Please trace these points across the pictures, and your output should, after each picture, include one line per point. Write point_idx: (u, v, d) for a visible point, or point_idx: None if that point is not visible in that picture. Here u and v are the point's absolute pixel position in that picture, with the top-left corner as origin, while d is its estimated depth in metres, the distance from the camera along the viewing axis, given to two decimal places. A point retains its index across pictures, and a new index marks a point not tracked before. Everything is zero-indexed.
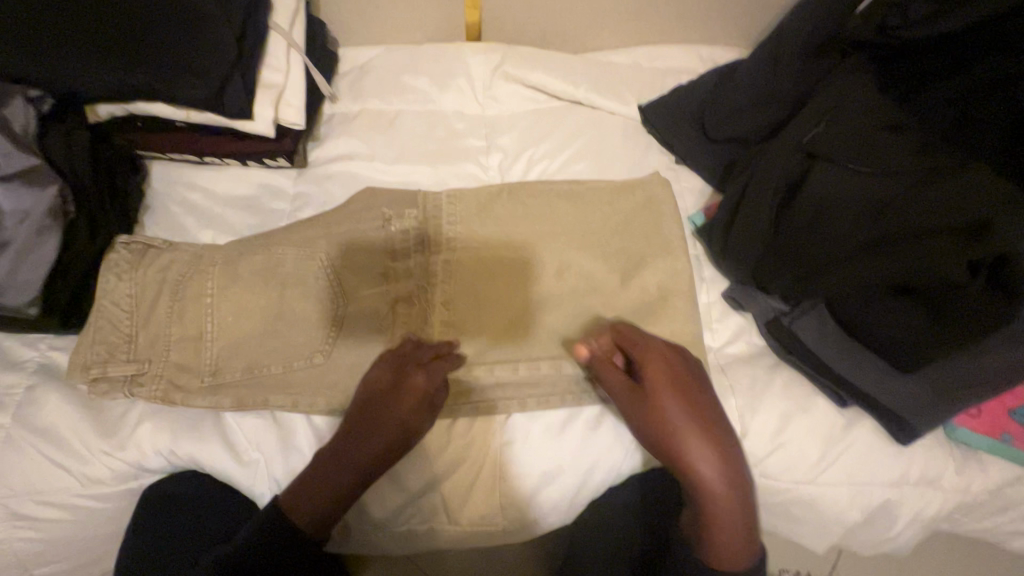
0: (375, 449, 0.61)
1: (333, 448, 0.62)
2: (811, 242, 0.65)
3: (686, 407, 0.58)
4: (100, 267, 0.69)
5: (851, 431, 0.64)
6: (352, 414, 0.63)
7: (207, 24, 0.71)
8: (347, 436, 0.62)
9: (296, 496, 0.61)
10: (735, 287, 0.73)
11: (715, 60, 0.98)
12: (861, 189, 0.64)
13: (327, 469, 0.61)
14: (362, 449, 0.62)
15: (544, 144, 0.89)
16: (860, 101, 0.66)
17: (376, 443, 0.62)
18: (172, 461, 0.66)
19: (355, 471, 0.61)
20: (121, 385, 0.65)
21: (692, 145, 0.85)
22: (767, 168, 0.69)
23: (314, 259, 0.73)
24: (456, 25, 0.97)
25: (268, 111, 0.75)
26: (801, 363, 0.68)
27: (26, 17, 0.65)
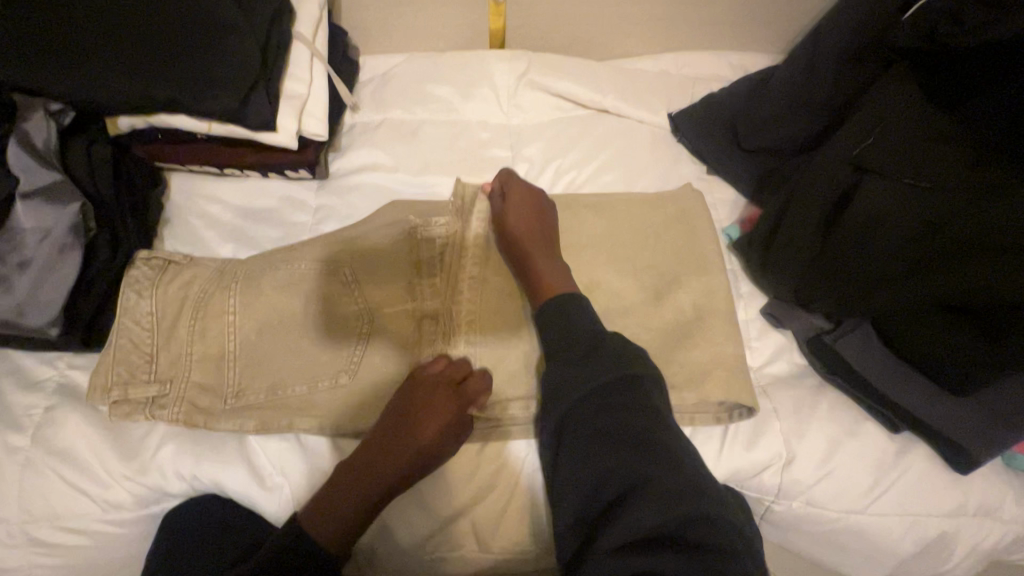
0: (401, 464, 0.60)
1: (359, 463, 0.61)
2: (856, 260, 0.63)
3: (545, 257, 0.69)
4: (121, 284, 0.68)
5: (904, 458, 0.61)
6: (379, 430, 0.62)
7: (230, 34, 0.69)
8: (373, 451, 0.61)
9: (314, 513, 0.59)
10: (774, 304, 0.71)
11: (745, 67, 0.95)
12: (912, 204, 0.60)
13: (349, 487, 0.59)
14: (386, 467, 0.60)
15: (571, 153, 0.86)
16: (907, 114, 0.63)
17: (402, 459, 0.60)
18: (193, 485, 0.63)
19: (378, 488, 0.60)
20: (142, 407, 0.63)
21: (724, 155, 0.83)
22: (810, 183, 0.67)
23: (339, 274, 0.71)
24: (479, 32, 0.95)
25: (291, 123, 0.73)
26: (847, 385, 0.66)
27: (47, 29, 0.64)
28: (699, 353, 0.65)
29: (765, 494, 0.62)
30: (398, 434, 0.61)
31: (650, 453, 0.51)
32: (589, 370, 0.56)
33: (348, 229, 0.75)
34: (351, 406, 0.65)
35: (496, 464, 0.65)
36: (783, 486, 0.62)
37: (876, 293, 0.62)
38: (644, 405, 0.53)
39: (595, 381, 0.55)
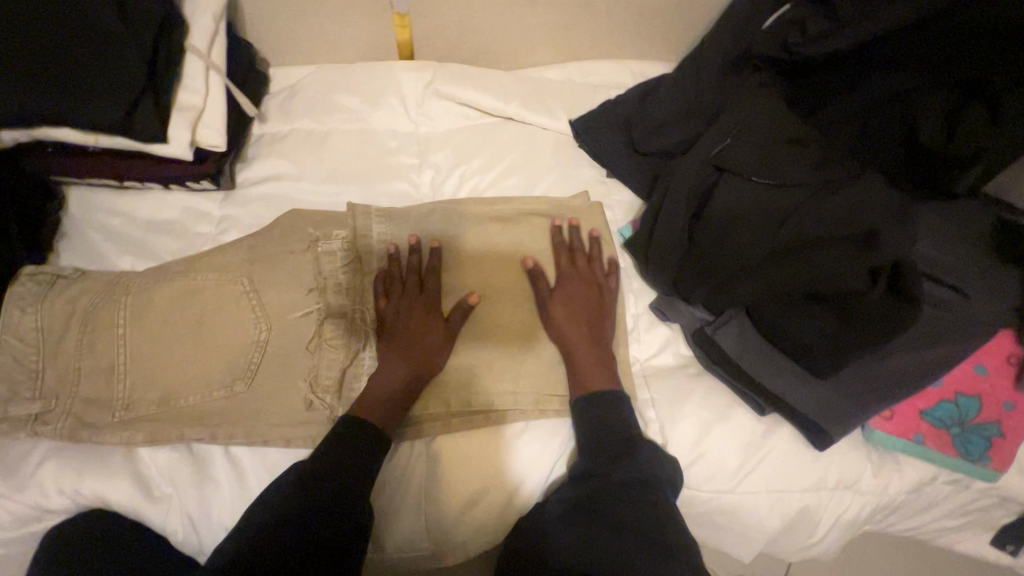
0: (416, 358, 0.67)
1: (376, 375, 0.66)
2: (724, 252, 0.66)
3: (589, 321, 0.69)
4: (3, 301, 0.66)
5: (770, 439, 0.65)
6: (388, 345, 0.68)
7: (114, 47, 0.69)
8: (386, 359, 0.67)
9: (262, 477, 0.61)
10: (661, 299, 0.72)
11: (646, 75, 1.00)
12: (764, 200, 0.66)
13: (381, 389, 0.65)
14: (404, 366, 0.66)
15: (476, 160, 0.89)
16: (768, 110, 0.68)
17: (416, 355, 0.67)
18: (77, 501, 0.62)
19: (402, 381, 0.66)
20: (24, 424, 0.63)
21: (621, 158, 0.86)
22: (680, 180, 0.70)
23: (236, 283, 0.71)
24: (388, 43, 0.97)
25: (184, 134, 0.74)
26: (723, 372, 0.68)
27: None
28: (587, 347, 0.68)
29: None
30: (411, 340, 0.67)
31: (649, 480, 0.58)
32: (592, 410, 0.63)
33: (248, 238, 0.75)
34: (245, 414, 0.66)
35: (389, 461, 0.67)
36: None
37: (737, 283, 0.65)
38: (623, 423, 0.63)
39: (603, 415, 0.63)
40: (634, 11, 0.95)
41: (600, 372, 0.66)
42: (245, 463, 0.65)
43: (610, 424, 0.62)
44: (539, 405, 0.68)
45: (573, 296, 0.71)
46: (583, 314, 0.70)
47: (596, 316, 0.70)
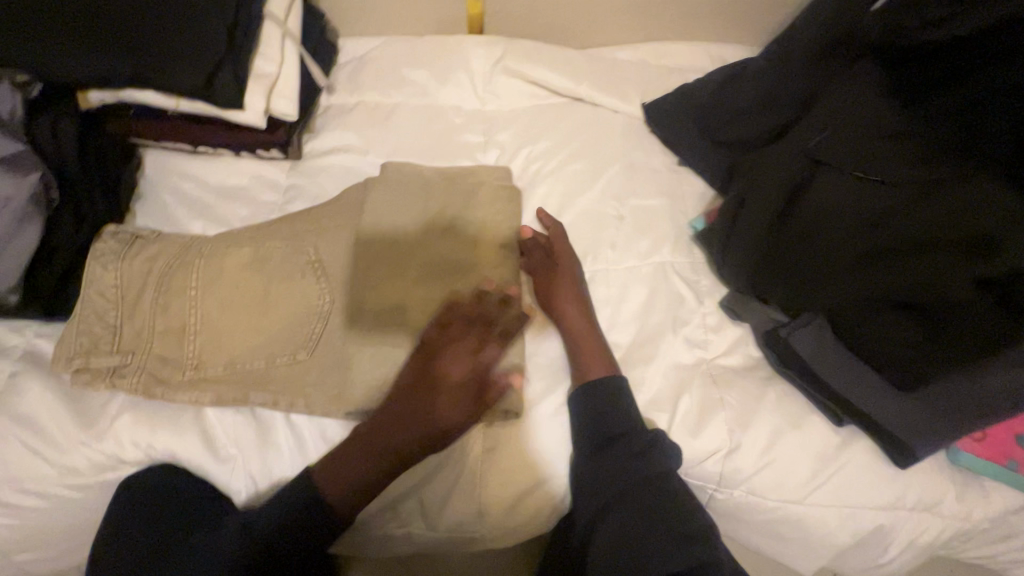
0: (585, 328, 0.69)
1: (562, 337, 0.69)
2: (806, 254, 0.63)
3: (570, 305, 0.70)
4: (86, 256, 0.68)
5: (845, 451, 0.61)
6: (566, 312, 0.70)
7: (198, 12, 0.70)
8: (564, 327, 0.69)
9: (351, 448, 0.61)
10: (732, 296, 0.72)
11: (725, 58, 0.95)
12: (857, 197, 0.61)
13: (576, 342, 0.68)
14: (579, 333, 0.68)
15: (544, 141, 0.86)
16: (867, 107, 0.62)
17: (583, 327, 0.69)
18: (150, 455, 0.64)
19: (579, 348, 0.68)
20: (103, 377, 0.64)
21: (696, 146, 0.82)
22: (766, 173, 0.67)
23: (302, 253, 0.71)
24: (458, 18, 0.95)
25: (259, 102, 0.74)
26: (790, 372, 0.66)
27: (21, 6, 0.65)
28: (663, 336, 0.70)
29: (707, 483, 0.63)
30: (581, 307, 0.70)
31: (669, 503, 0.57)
32: (680, 413, 0.64)
33: (315, 209, 0.76)
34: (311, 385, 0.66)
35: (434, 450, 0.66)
36: (724, 474, 0.62)
37: (820, 286, 0.62)
38: (701, 448, 0.62)
39: (710, 424, 0.63)
40: None
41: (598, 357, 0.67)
42: (307, 433, 0.66)
43: (596, 422, 0.62)
44: None
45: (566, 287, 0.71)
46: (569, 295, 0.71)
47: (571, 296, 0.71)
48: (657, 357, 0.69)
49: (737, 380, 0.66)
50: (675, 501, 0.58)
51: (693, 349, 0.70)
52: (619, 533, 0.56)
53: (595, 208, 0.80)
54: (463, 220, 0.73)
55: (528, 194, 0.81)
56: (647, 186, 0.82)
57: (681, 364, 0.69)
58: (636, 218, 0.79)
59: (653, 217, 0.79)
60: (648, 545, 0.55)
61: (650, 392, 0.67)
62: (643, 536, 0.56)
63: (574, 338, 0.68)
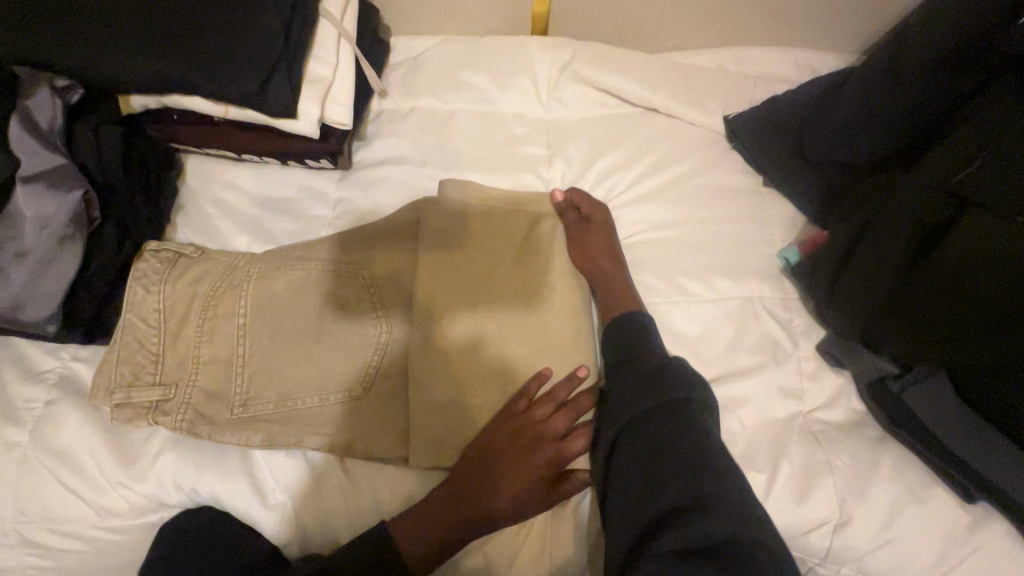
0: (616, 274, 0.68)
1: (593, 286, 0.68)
2: (945, 305, 0.54)
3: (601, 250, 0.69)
4: (128, 279, 0.62)
5: (977, 534, 0.54)
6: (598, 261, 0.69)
7: (252, 11, 0.64)
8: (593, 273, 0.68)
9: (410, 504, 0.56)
10: (832, 342, 0.64)
11: (815, 67, 0.86)
12: (1013, 242, 0.50)
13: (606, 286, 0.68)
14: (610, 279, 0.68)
15: (616, 155, 0.78)
16: (1022, 134, 0.52)
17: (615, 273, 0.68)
18: (193, 498, 0.59)
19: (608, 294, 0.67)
20: (144, 414, 0.59)
21: (785, 166, 0.74)
22: (895, 211, 0.58)
23: (357, 278, 0.66)
24: (521, 17, 0.87)
25: (313, 110, 0.67)
26: (905, 434, 0.59)
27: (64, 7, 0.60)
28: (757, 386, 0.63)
29: (810, 557, 0.56)
30: (611, 252, 0.69)
31: (674, 417, 0.53)
32: (780, 477, 0.57)
33: (369, 228, 0.68)
34: (367, 429, 0.60)
35: None
36: (832, 549, 0.55)
37: (967, 345, 0.53)
38: (805, 518, 0.55)
39: (816, 490, 0.56)
40: None
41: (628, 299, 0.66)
42: (361, 479, 0.60)
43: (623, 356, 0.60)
44: None
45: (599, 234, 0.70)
46: (601, 244, 0.70)
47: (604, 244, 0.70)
48: (750, 410, 0.61)
49: (842, 441, 0.59)
50: (689, 423, 0.52)
51: (788, 399, 0.62)
52: (631, 460, 0.51)
53: (672, 234, 0.73)
54: (530, 247, 0.66)
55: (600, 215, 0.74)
56: (731, 210, 0.74)
57: (776, 419, 0.61)
58: (720, 246, 0.71)
59: (740, 245, 0.71)
60: (655, 467, 0.50)
61: (742, 448, 0.60)
62: (657, 460, 0.50)
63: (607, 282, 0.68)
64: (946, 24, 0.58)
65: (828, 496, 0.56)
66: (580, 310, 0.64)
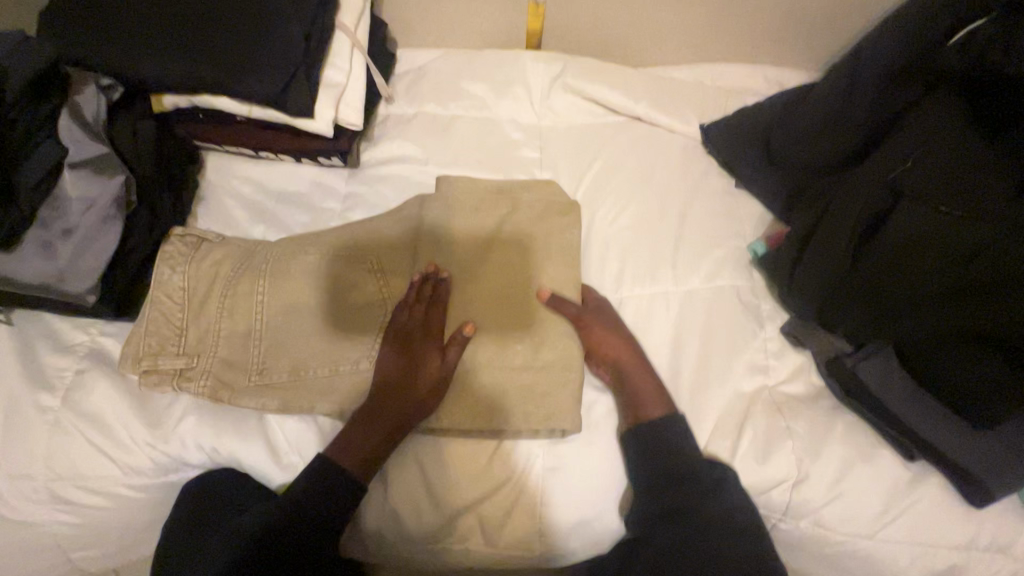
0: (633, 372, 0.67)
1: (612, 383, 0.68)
2: (889, 286, 0.62)
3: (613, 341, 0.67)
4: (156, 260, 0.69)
5: (917, 488, 0.61)
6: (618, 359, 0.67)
7: (277, 22, 0.71)
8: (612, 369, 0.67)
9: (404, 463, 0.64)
10: (794, 323, 0.71)
11: (782, 82, 0.95)
12: (944, 232, 0.60)
13: (637, 385, 0.66)
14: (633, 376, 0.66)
15: (602, 157, 0.85)
16: (949, 143, 0.63)
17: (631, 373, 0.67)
18: (212, 458, 0.65)
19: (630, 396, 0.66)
20: (169, 380, 0.64)
21: (753, 169, 0.82)
22: (846, 202, 0.66)
23: (365, 263, 0.71)
24: (517, 33, 0.96)
25: (328, 111, 0.74)
26: (858, 406, 0.66)
27: (113, 19, 0.68)
28: (729, 363, 0.69)
29: (771, 511, 0.64)
30: (626, 349, 0.67)
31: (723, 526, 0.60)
32: (747, 440, 0.64)
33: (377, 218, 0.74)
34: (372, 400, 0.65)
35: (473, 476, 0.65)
36: (792, 503, 0.63)
37: (906, 317, 0.61)
38: (767, 474, 0.63)
39: (776, 450, 0.63)
40: (781, 12, 0.90)
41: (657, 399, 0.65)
42: None
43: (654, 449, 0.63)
44: None
45: (605, 331, 0.68)
46: (613, 338, 0.68)
47: (614, 339, 0.67)
48: (721, 383, 0.68)
49: (803, 410, 0.66)
50: (736, 535, 0.59)
51: (755, 375, 0.69)
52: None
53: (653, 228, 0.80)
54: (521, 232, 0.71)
55: (586, 210, 0.81)
56: (706, 207, 0.82)
57: (744, 392, 0.68)
58: (696, 239, 0.78)
59: (714, 239, 0.78)
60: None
61: (712, 417, 0.66)
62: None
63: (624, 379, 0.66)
64: (884, 47, 0.66)
65: (788, 457, 0.63)
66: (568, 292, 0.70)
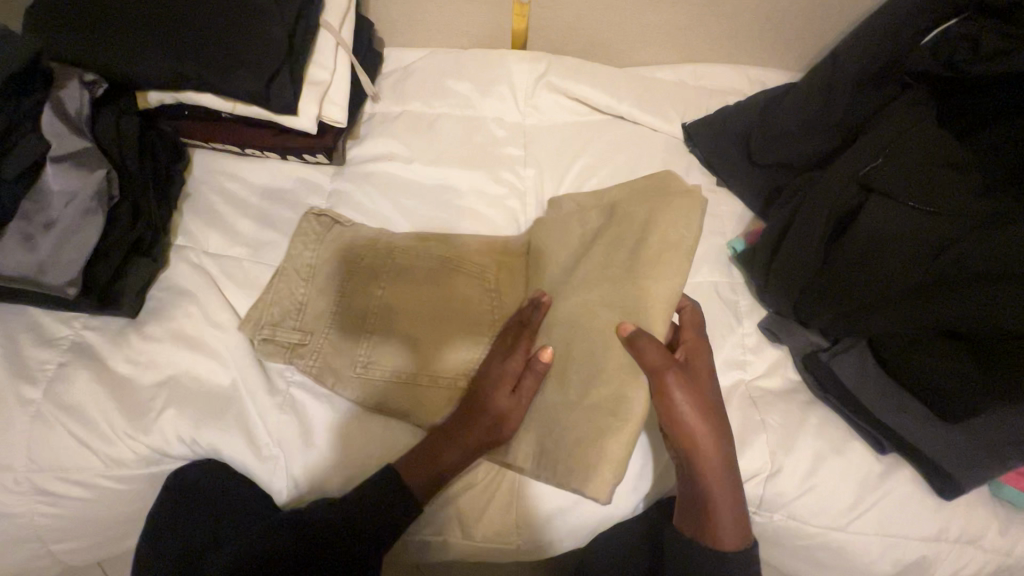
0: (728, 479, 0.58)
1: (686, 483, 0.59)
2: (858, 279, 0.63)
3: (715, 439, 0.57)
4: (293, 233, 0.74)
5: (889, 480, 0.63)
6: (712, 469, 0.57)
7: (261, 20, 0.72)
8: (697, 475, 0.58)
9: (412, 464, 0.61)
10: (771, 317, 0.71)
11: (764, 82, 0.96)
12: (911, 225, 0.61)
13: (723, 491, 0.58)
14: (722, 485, 0.58)
15: (586, 154, 0.86)
16: (919, 137, 0.63)
17: (727, 482, 0.58)
18: (194, 449, 0.66)
19: (708, 511, 0.58)
20: (284, 352, 0.68)
21: (735, 168, 0.83)
22: (819, 198, 0.67)
23: (418, 262, 0.73)
24: (502, 32, 0.97)
25: (312, 108, 0.75)
26: (831, 398, 0.67)
27: (96, 17, 0.69)
28: None
29: (746, 505, 0.66)
30: (726, 452, 0.58)
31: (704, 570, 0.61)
32: None
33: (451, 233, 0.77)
34: (363, 392, 0.67)
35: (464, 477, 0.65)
36: (765, 497, 0.64)
37: (872, 313, 0.62)
38: (742, 466, 0.64)
39: (751, 443, 0.64)
40: (763, 13, 0.91)
41: (738, 525, 0.58)
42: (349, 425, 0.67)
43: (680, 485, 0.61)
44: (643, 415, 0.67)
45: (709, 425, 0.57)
46: (717, 435, 0.57)
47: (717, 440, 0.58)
48: None
49: (777, 404, 0.67)
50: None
51: (733, 369, 0.70)
52: None
53: None
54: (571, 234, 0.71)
55: None
56: None
57: (721, 387, 0.69)
58: None
59: (695, 236, 0.79)
60: None
61: None
62: None
63: (709, 492, 0.57)
64: (858, 52, 0.69)
65: (760, 450, 0.64)
66: (544, 283, 0.70)
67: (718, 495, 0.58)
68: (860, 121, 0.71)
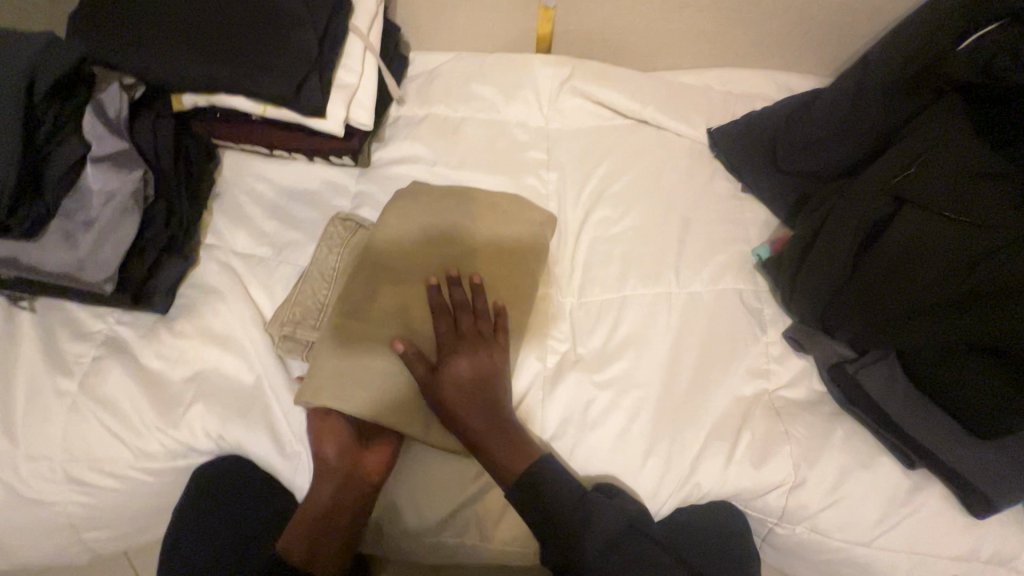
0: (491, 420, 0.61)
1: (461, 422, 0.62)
2: (887, 291, 0.62)
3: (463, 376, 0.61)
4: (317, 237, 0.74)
5: (918, 495, 0.62)
6: (470, 412, 0.61)
7: (292, 25, 0.74)
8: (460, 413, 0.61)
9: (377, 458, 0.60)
10: (797, 328, 0.70)
11: (792, 88, 0.95)
12: (945, 241, 0.60)
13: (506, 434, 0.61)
14: (488, 429, 0.61)
15: (610, 159, 0.86)
16: (954, 147, 0.62)
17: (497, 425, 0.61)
18: (220, 445, 0.68)
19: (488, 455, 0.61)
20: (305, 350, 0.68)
21: (761, 176, 0.82)
22: (850, 207, 0.66)
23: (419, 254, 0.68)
24: (526, 37, 0.97)
25: (340, 111, 0.77)
26: (862, 413, 0.66)
27: (134, 22, 0.72)
28: (729, 367, 0.69)
29: (769, 516, 0.66)
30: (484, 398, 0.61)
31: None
32: (747, 444, 0.65)
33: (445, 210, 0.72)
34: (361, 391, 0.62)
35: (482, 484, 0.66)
36: (788, 509, 0.64)
37: (904, 325, 0.61)
38: (765, 478, 0.63)
39: (774, 454, 0.64)
40: (791, 18, 0.89)
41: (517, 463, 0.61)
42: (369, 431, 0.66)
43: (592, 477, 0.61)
44: (664, 425, 0.66)
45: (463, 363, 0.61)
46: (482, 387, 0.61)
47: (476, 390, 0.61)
48: (721, 387, 0.68)
49: (801, 415, 0.67)
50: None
51: (757, 379, 0.69)
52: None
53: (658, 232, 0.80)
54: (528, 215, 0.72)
55: (591, 211, 0.81)
56: (712, 212, 0.81)
57: (744, 396, 0.68)
58: (702, 242, 0.78)
59: (719, 243, 0.78)
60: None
61: (713, 421, 0.66)
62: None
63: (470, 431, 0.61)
64: (890, 58, 0.67)
65: (785, 463, 0.64)
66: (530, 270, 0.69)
67: (493, 439, 0.61)
68: (893, 129, 0.70)
